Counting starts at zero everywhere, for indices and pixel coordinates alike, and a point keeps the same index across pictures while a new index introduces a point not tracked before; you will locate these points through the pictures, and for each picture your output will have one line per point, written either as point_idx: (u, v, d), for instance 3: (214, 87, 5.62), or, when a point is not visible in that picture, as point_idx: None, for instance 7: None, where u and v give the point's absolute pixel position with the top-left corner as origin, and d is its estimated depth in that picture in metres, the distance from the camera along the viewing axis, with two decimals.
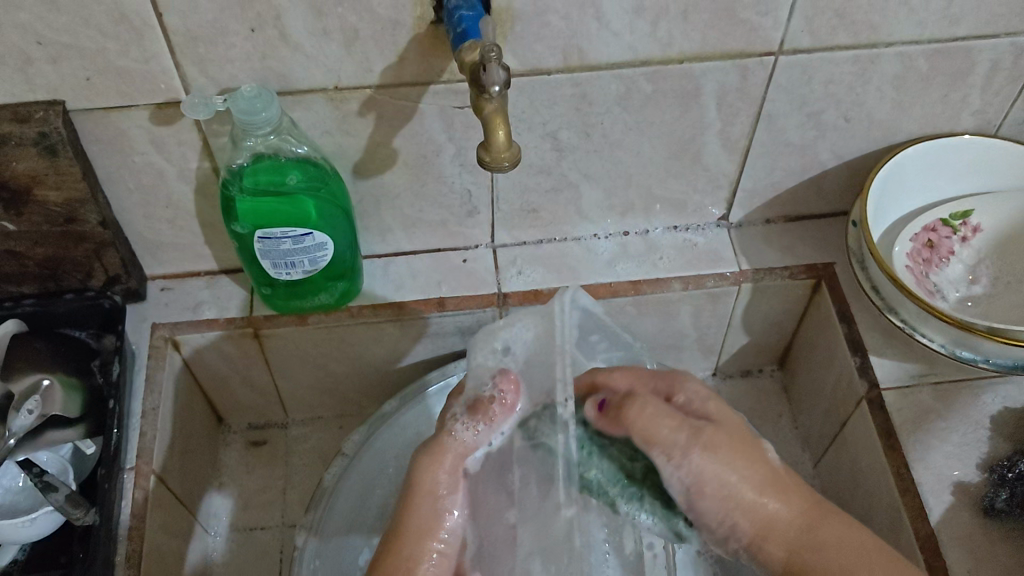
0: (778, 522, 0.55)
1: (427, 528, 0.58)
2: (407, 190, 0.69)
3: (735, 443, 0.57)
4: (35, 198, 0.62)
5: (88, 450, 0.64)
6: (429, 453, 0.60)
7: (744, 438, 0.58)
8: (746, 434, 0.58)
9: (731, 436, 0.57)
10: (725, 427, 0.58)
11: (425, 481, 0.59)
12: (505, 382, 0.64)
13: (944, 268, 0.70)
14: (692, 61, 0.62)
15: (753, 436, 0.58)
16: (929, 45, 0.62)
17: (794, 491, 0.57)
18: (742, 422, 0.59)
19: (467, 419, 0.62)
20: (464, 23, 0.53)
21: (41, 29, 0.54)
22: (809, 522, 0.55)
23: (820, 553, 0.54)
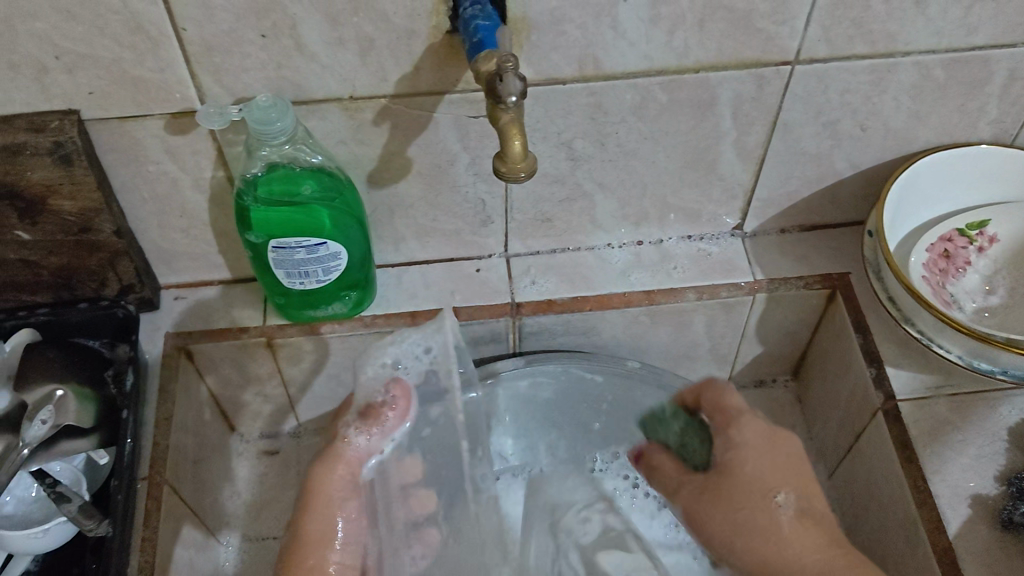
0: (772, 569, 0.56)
1: (328, 535, 0.61)
2: (420, 200, 0.69)
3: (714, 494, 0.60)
4: (50, 208, 0.62)
5: (101, 460, 0.64)
6: (326, 461, 0.64)
7: (755, 487, 0.58)
8: (763, 482, 0.58)
9: (738, 491, 0.59)
10: (736, 480, 0.59)
11: (323, 481, 0.63)
12: (396, 389, 0.68)
13: (961, 278, 0.69)
14: (708, 70, 0.62)
15: (770, 481, 0.58)
16: (947, 54, 0.62)
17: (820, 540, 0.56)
18: (773, 459, 0.59)
19: (361, 425, 0.66)
20: (480, 33, 0.53)
21: (58, 39, 0.54)
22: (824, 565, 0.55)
23: None
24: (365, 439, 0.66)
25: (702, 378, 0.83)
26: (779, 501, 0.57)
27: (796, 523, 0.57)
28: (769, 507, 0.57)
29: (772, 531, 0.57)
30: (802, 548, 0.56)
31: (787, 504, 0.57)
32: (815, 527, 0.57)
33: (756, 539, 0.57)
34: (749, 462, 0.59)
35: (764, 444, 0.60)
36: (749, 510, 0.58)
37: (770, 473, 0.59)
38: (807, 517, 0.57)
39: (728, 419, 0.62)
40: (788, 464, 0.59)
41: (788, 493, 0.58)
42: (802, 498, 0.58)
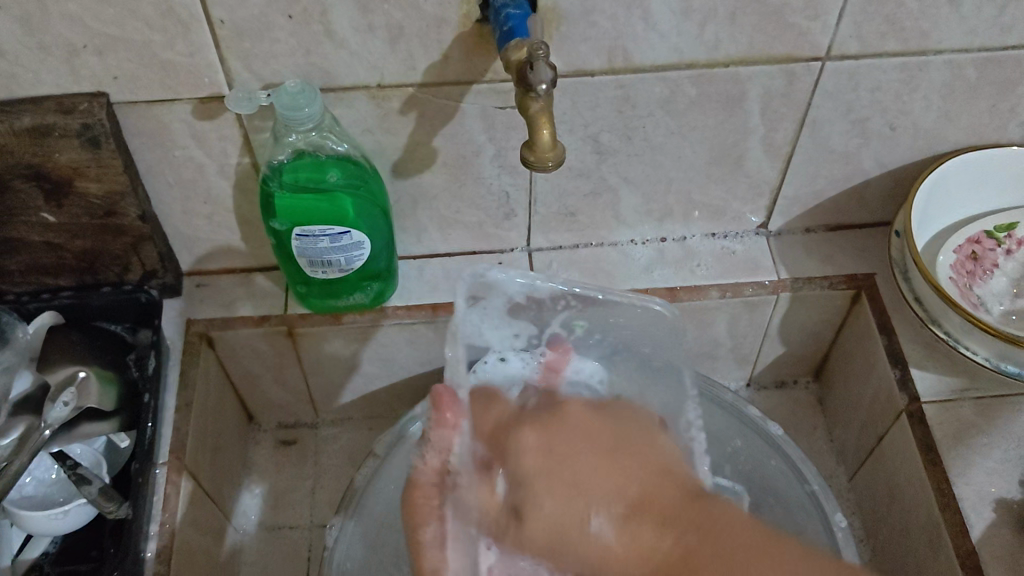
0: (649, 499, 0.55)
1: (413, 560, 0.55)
2: (444, 191, 0.69)
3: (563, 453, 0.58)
4: (76, 190, 0.62)
5: (122, 444, 0.63)
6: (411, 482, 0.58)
7: (571, 512, 0.55)
8: (601, 478, 0.55)
9: (549, 544, 0.55)
10: (541, 484, 0.56)
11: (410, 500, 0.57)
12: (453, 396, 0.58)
13: (988, 281, 0.68)
14: (739, 65, 0.61)
15: (574, 509, 0.55)
16: (979, 54, 0.61)
17: (630, 527, 0.53)
18: (555, 470, 0.56)
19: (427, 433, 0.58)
20: (512, 21, 0.53)
21: (90, 21, 0.54)
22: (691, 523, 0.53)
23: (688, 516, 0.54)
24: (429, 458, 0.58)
25: (723, 378, 0.82)
26: (593, 528, 0.54)
27: (615, 538, 0.53)
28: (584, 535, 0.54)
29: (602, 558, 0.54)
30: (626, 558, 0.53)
31: (602, 527, 0.54)
32: (695, 521, 0.53)
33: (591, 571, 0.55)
34: (559, 451, 0.57)
35: (562, 453, 0.56)
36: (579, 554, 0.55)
37: (573, 467, 0.56)
38: (628, 524, 0.53)
39: (530, 416, 0.60)
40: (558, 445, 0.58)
41: (602, 514, 0.54)
42: (612, 511, 0.54)
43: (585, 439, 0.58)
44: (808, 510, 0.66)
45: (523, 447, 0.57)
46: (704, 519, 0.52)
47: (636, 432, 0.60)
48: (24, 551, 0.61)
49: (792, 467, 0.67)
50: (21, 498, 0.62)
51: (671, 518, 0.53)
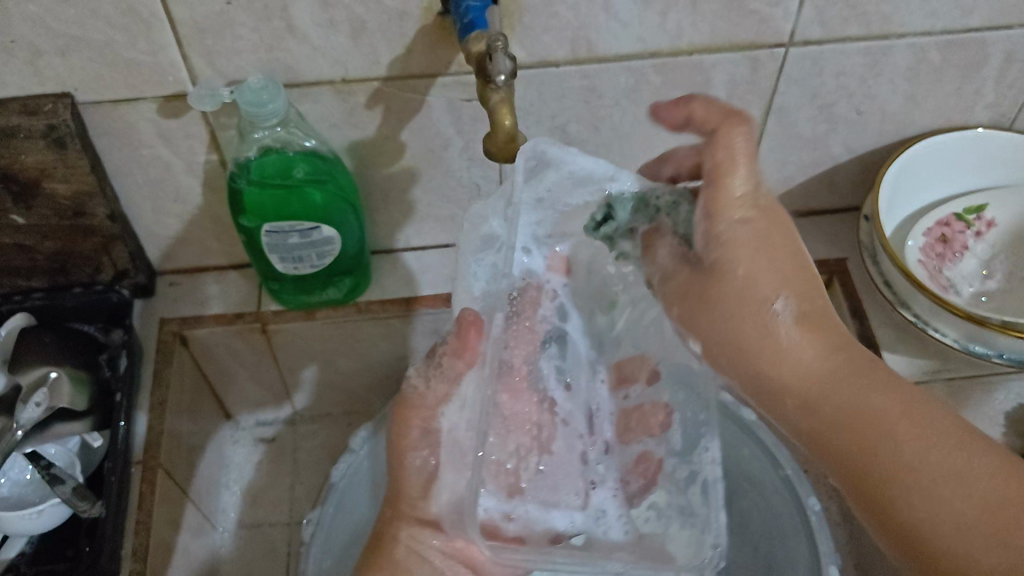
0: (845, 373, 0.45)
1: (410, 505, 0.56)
2: (415, 184, 0.69)
3: (775, 247, 0.47)
4: (44, 191, 0.62)
5: (95, 443, 0.64)
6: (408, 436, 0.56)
7: (760, 276, 0.47)
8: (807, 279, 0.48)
9: (716, 298, 0.48)
10: (743, 249, 0.47)
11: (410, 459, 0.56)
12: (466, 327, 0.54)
13: (959, 263, 0.69)
14: (702, 53, 0.61)
15: (763, 279, 0.47)
16: (942, 36, 0.62)
17: (831, 353, 0.46)
18: (760, 251, 0.47)
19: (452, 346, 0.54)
20: (471, 14, 0.53)
21: (51, 21, 0.54)
22: (882, 377, 0.45)
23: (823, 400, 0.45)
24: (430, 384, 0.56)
25: None
26: (776, 311, 0.46)
27: (790, 334, 0.46)
28: (764, 310, 0.47)
29: (741, 333, 0.47)
30: (802, 392, 0.46)
31: (785, 311, 0.46)
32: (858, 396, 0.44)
33: (739, 334, 0.47)
34: (773, 218, 0.48)
35: (768, 235, 0.47)
36: (749, 325, 0.47)
37: (764, 269, 0.47)
38: (807, 325, 0.47)
39: (773, 213, 0.48)
40: (774, 263, 0.47)
41: (790, 296, 0.47)
42: (804, 304, 0.47)
43: (787, 243, 0.48)
44: (782, 495, 0.67)
45: (736, 235, 0.47)
46: (879, 437, 0.43)
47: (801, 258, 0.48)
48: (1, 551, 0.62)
49: (766, 451, 0.68)
50: None
51: (864, 381, 0.44)
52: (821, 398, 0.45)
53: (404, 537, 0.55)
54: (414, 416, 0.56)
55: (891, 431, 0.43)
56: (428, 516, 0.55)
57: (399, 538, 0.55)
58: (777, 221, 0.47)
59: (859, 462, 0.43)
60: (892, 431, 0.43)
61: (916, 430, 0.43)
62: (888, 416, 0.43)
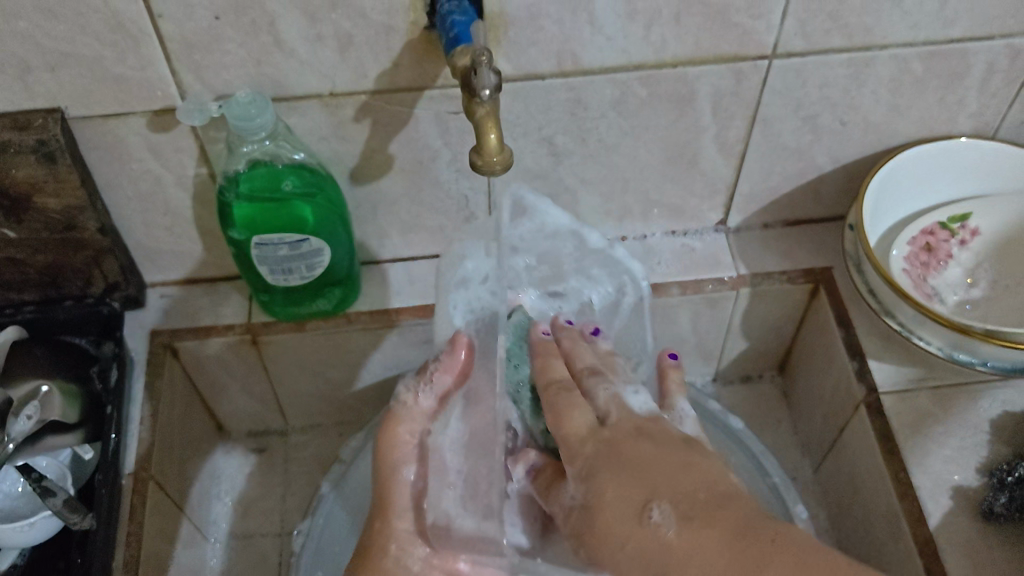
0: (722, 535, 0.44)
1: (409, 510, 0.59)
2: (404, 196, 0.70)
3: (637, 464, 0.50)
4: (35, 205, 0.62)
5: (86, 456, 0.64)
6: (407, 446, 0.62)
7: (636, 502, 0.48)
8: (673, 460, 0.50)
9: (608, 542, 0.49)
10: (611, 479, 0.49)
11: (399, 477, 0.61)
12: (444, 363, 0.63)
13: (943, 271, 0.69)
14: (687, 65, 0.62)
15: (635, 501, 0.48)
16: (923, 47, 0.62)
17: (728, 542, 0.44)
18: (636, 483, 0.48)
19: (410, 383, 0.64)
20: (456, 29, 0.53)
21: (40, 37, 0.55)
22: (759, 526, 0.44)
23: (700, 556, 0.44)
24: (420, 398, 0.63)
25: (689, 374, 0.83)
26: (654, 519, 0.46)
27: (674, 532, 0.45)
28: (645, 531, 0.46)
29: (641, 555, 0.46)
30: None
31: (662, 517, 0.46)
32: (706, 522, 0.45)
33: (643, 570, 0.46)
34: (626, 434, 0.52)
35: (642, 461, 0.50)
36: (632, 545, 0.47)
37: (630, 464, 0.50)
38: (685, 521, 0.45)
39: (618, 432, 0.53)
40: (635, 476, 0.49)
41: (663, 503, 0.47)
42: (675, 500, 0.47)
43: (656, 451, 0.50)
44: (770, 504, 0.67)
45: (598, 487, 0.50)
46: (749, 566, 0.43)
47: (683, 455, 0.50)
48: None
49: (753, 459, 0.68)
50: None
51: (756, 559, 0.43)
52: (699, 552, 0.44)
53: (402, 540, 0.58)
54: (404, 427, 0.62)
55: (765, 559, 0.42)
56: (418, 527, 0.59)
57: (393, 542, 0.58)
58: (634, 433, 0.52)
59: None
60: (761, 568, 0.42)
61: (784, 554, 0.42)
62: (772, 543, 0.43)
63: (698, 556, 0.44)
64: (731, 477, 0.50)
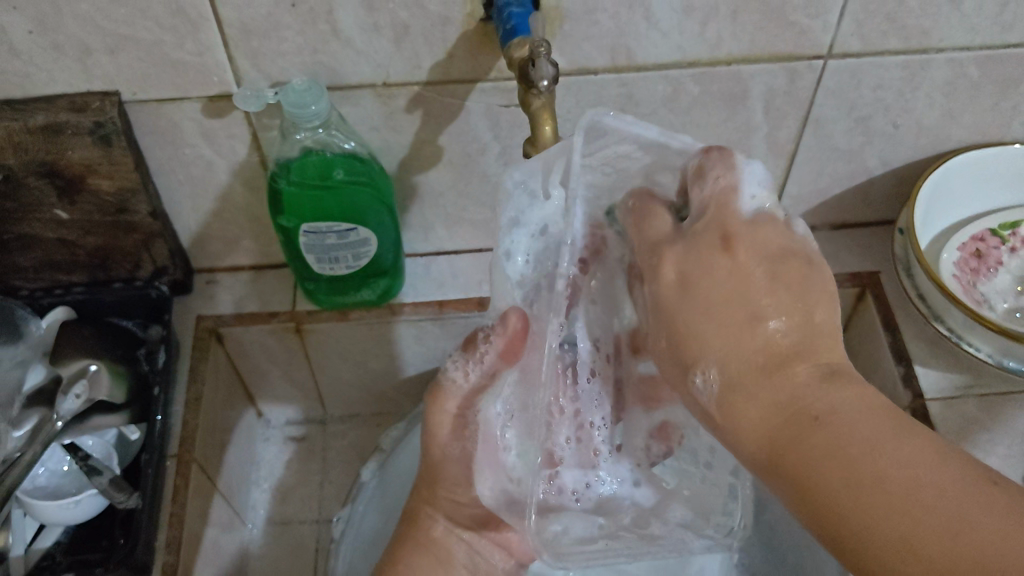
0: (796, 395, 0.41)
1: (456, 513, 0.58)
2: (450, 189, 0.70)
3: (696, 262, 0.43)
4: (88, 186, 0.63)
5: (132, 436, 0.66)
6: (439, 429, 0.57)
7: (694, 327, 0.43)
8: (781, 315, 0.42)
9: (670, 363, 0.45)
10: (672, 307, 0.44)
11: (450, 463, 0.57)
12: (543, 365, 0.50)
13: (993, 278, 0.68)
14: (741, 63, 0.62)
15: (685, 357, 0.44)
16: (981, 52, 0.62)
17: (803, 383, 0.41)
18: (722, 298, 0.42)
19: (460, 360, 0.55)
20: (514, 20, 0.53)
21: (101, 20, 0.55)
22: (858, 421, 0.39)
23: (805, 453, 0.39)
24: (470, 377, 0.54)
25: None
26: (701, 382, 0.43)
27: (721, 398, 0.43)
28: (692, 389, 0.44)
29: (697, 406, 0.44)
30: (756, 444, 0.41)
31: (708, 382, 0.43)
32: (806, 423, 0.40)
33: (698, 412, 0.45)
34: (705, 262, 0.43)
35: (691, 295, 0.43)
36: (691, 399, 0.44)
37: (686, 331, 0.43)
38: (735, 382, 0.42)
39: (698, 234, 0.44)
40: (698, 306, 0.43)
41: (712, 372, 0.42)
42: (730, 368, 0.42)
43: (726, 292, 0.42)
44: None
45: (664, 280, 0.44)
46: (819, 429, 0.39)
47: (798, 293, 0.42)
48: (38, 540, 0.62)
49: None
50: (34, 488, 0.63)
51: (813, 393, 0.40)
52: (790, 463, 0.40)
53: (443, 521, 0.58)
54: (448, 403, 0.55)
55: (810, 413, 0.40)
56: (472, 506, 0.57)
57: (436, 520, 0.58)
58: (686, 285, 0.43)
59: (782, 470, 0.40)
60: (848, 433, 0.39)
61: (885, 458, 0.37)
62: (834, 445, 0.38)
63: (752, 406, 0.41)
64: (833, 294, 0.43)
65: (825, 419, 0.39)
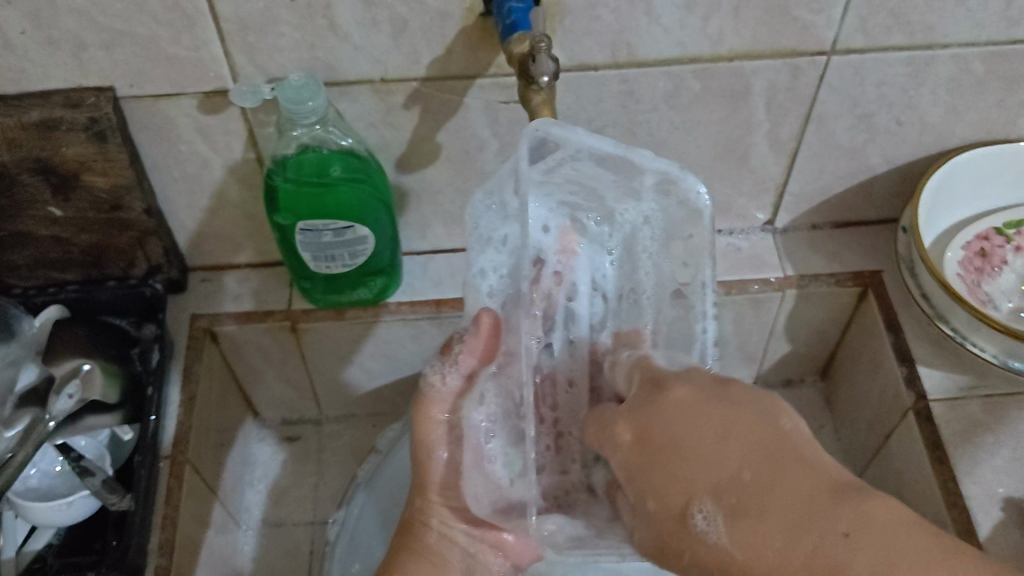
0: (798, 516, 0.40)
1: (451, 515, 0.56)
2: (449, 187, 0.69)
3: (661, 420, 0.45)
4: (83, 183, 0.62)
5: (125, 436, 0.65)
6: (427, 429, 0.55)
7: (680, 491, 0.43)
8: (743, 442, 0.43)
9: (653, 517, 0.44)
10: (647, 476, 0.44)
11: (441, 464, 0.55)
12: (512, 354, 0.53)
13: (997, 278, 0.67)
14: (743, 59, 0.61)
15: (674, 502, 0.43)
16: (986, 48, 0.61)
17: (798, 514, 0.40)
18: (682, 462, 0.43)
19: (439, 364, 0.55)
20: (514, 15, 0.52)
21: (96, 15, 0.54)
22: (853, 523, 0.40)
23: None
24: (449, 380, 0.54)
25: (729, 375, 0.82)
26: (701, 526, 0.42)
27: (729, 536, 0.41)
28: (693, 541, 0.42)
29: (701, 562, 0.42)
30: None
31: (710, 524, 0.41)
32: (804, 535, 0.40)
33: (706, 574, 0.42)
34: (656, 412, 0.45)
35: (667, 443, 0.44)
36: (691, 559, 0.42)
37: (677, 467, 0.43)
38: (738, 521, 0.41)
39: (644, 398, 0.47)
40: (675, 458, 0.43)
41: (708, 506, 0.42)
42: (723, 501, 0.42)
43: (688, 424, 0.44)
44: None
45: (627, 438, 0.46)
46: (826, 548, 0.40)
47: (747, 412, 0.44)
48: (29, 543, 0.61)
49: None
50: (26, 490, 0.62)
51: (807, 510, 0.40)
52: None
53: (436, 523, 0.55)
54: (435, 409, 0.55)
55: (807, 511, 0.40)
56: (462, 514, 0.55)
57: (430, 524, 0.55)
58: (646, 416, 0.46)
59: None
60: (850, 543, 0.39)
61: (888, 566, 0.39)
62: (834, 557, 0.39)
63: (768, 538, 0.40)
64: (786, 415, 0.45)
65: (826, 528, 0.40)
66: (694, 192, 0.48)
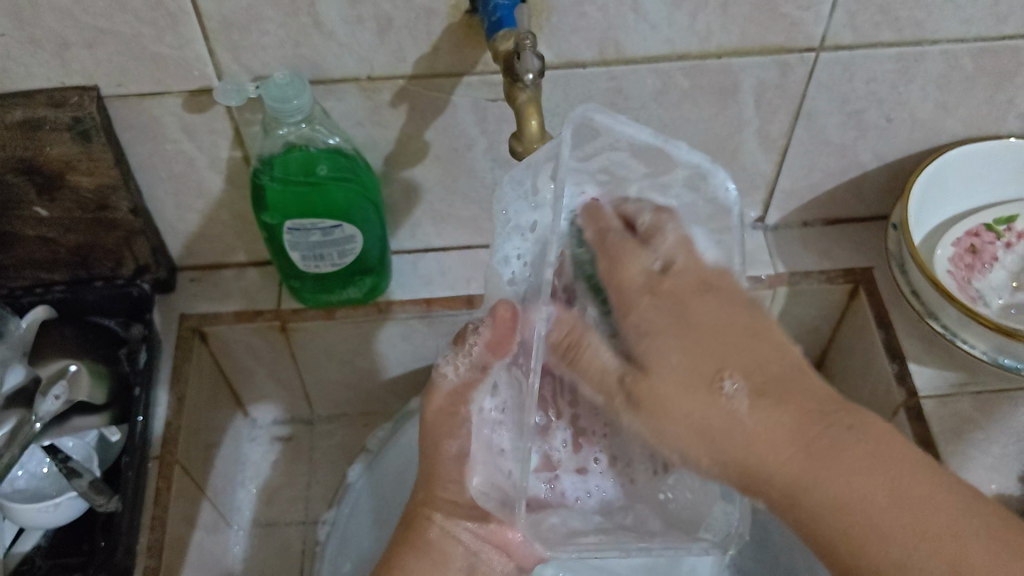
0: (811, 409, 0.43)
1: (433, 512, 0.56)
2: (437, 185, 0.69)
3: (692, 307, 0.45)
4: (68, 183, 0.62)
5: (112, 438, 0.63)
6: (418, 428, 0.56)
7: (709, 361, 0.43)
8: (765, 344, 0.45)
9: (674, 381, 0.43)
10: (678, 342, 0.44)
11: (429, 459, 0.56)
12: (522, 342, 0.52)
13: (988, 274, 0.67)
14: (731, 56, 0.61)
15: (707, 368, 0.43)
16: (975, 44, 0.61)
17: (812, 406, 0.43)
18: (723, 348, 0.44)
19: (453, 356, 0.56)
20: (499, 12, 0.52)
21: (78, 13, 0.54)
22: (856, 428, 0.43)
23: (831, 465, 0.41)
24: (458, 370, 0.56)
25: None
26: (729, 393, 0.43)
27: (749, 413, 0.42)
28: (717, 405, 0.43)
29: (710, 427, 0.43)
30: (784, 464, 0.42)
31: (737, 390, 0.43)
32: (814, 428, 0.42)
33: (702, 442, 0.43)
34: (692, 295, 0.46)
35: (700, 322, 0.44)
36: (700, 420, 0.43)
37: (704, 350, 0.44)
38: (767, 399, 0.43)
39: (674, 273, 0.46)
40: (706, 337, 0.44)
41: (739, 379, 0.43)
42: (753, 380, 0.43)
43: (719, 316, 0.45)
44: None
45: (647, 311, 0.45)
46: (835, 439, 0.42)
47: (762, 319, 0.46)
48: (17, 544, 0.61)
49: None
50: (12, 492, 0.62)
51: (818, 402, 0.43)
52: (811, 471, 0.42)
53: (440, 519, 0.51)
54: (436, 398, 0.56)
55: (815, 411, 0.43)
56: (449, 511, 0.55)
57: (433, 520, 0.51)
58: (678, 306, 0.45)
59: (796, 494, 0.42)
60: (854, 442, 0.42)
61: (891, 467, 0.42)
62: (842, 450, 0.42)
63: (786, 420, 0.42)
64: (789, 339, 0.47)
65: (836, 422, 0.42)
66: (723, 189, 0.50)
